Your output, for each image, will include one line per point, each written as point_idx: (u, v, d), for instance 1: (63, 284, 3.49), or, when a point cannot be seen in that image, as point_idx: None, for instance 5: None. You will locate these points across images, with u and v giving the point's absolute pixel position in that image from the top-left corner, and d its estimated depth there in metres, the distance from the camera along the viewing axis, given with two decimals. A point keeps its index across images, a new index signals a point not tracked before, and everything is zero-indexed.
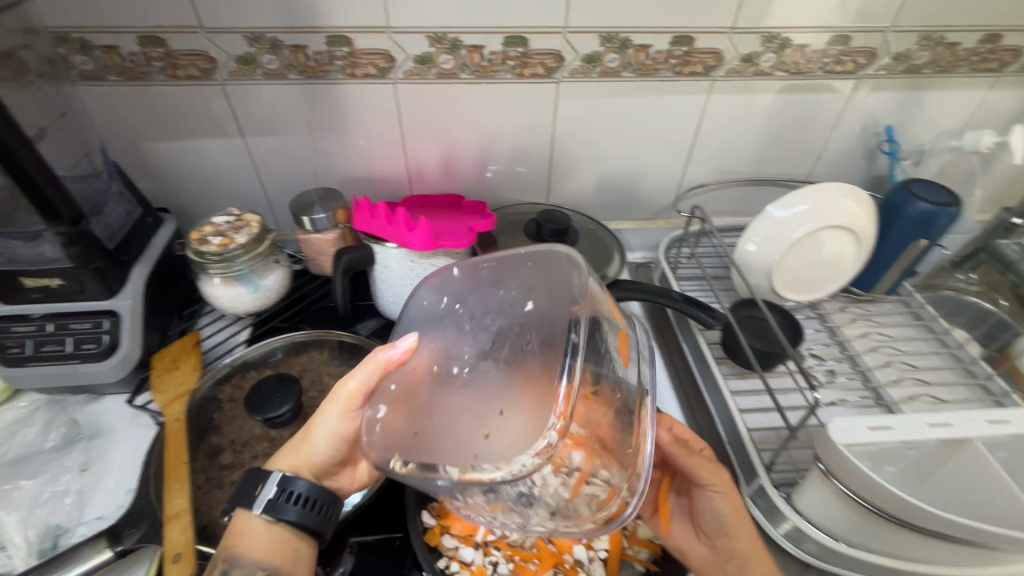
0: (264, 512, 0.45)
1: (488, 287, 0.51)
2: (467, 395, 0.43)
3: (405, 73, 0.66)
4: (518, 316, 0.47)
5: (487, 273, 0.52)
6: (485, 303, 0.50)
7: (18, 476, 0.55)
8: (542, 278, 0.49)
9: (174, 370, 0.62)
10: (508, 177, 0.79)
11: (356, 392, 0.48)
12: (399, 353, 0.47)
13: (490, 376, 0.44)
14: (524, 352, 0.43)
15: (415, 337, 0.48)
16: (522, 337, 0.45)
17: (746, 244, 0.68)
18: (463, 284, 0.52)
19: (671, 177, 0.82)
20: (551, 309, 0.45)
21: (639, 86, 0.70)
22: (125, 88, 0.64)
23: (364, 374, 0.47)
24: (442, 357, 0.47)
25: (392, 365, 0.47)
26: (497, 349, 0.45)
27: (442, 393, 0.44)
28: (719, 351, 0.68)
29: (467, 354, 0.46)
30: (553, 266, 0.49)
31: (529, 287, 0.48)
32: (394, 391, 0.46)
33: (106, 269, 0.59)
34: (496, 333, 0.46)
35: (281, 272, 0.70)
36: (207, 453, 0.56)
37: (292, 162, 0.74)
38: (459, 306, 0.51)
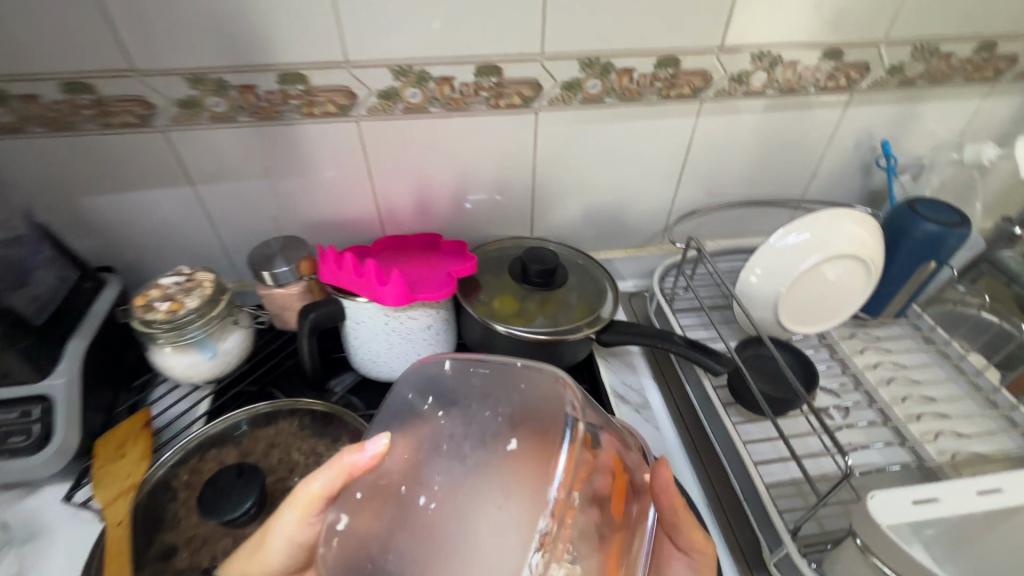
0: None
1: (475, 400, 0.46)
2: (430, 532, 0.38)
3: (369, 109, 0.60)
4: (499, 449, 0.42)
5: (478, 384, 0.47)
6: (469, 421, 0.44)
7: None
8: (535, 413, 0.45)
9: (120, 459, 0.55)
10: (489, 213, 0.74)
11: (319, 495, 0.40)
12: (368, 459, 0.40)
13: (456, 517, 0.39)
14: (494, 498, 0.39)
15: (387, 437, 0.41)
16: (499, 477, 0.40)
17: (749, 274, 0.63)
18: (450, 386, 0.47)
19: (661, 203, 0.77)
20: (540, 454, 0.42)
21: (624, 111, 0.66)
22: (50, 140, 0.57)
23: (326, 481, 0.40)
24: (410, 475, 0.41)
25: (358, 472, 0.40)
26: (470, 484, 0.40)
27: (403, 525, 0.38)
28: (725, 394, 0.63)
29: (438, 484, 0.40)
30: (550, 399, 0.46)
31: (519, 418, 0.44)
32: (359, 502, 0.40)
33: (33, 349, 0.52)
34: (475, 464, 0.41)
35: (242, 333, 0.63)
36: (159, 555, 0.49)
37: (249, 210, 0.67)
38: (441, 415, 0.44)
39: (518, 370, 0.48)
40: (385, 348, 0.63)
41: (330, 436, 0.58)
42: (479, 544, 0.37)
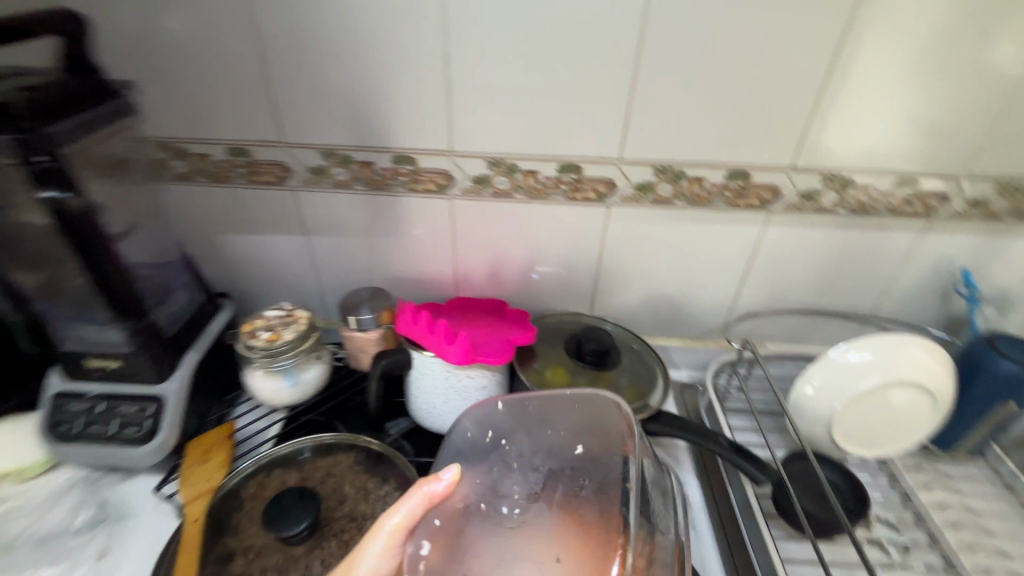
0: None
1: (536, 424, 0.54)
2: (521, 536, 0.46)
3: (462, 190, 0.69)
4: (568, 458, 0.50)
5: (534, 412, 0.55)
6: (532, 442, 0.52)
7: (40, 563, 0.57)
8: (590, 425, 0.52)
9: (204, 463, 0.63)
10: (556, 288, 0.79)
11: (401, 526, 0.44)
12: (444, 486, 0.46)
13: (542, 519, 0.46)
14: (579, 497, 0.47)
15: (457, 467, 0.48)
16: (575, 480, 0.48)
17: (802, 386, 0.63)
18: (509, 419, 0.55)
19: (723, 300, 0.79)
20: (603, 459, 0.49)
21: (692, 214, 0.70)
22: (209, 188, 0.71)
23: (409, 508, 0.45)
24: (488, 493, 0.49)
25: (436, 498, 0.46)
26: (549, 491, 0.48)
27: (487, 530, 0.46)
28: (769, 505, 0.62)
29: (516, 494, 0.49)
30: (597, 412, 0.53)
31: (574, 431, 0.52)
32: (438, 528, 0.46)
33: (162, 355, 0.63)
34: (547, 472, 0.50)
35: (321, 367, 0.71)
36: (219, 556, 0.55)
37: (347, 260, 0.77)
38: (505, 442, 0.53)
39: (568, 395, 0.55)
40: (442, 401, 0.68)
41: (380, 474, 0.63)
42: (571, 537, 0.45)
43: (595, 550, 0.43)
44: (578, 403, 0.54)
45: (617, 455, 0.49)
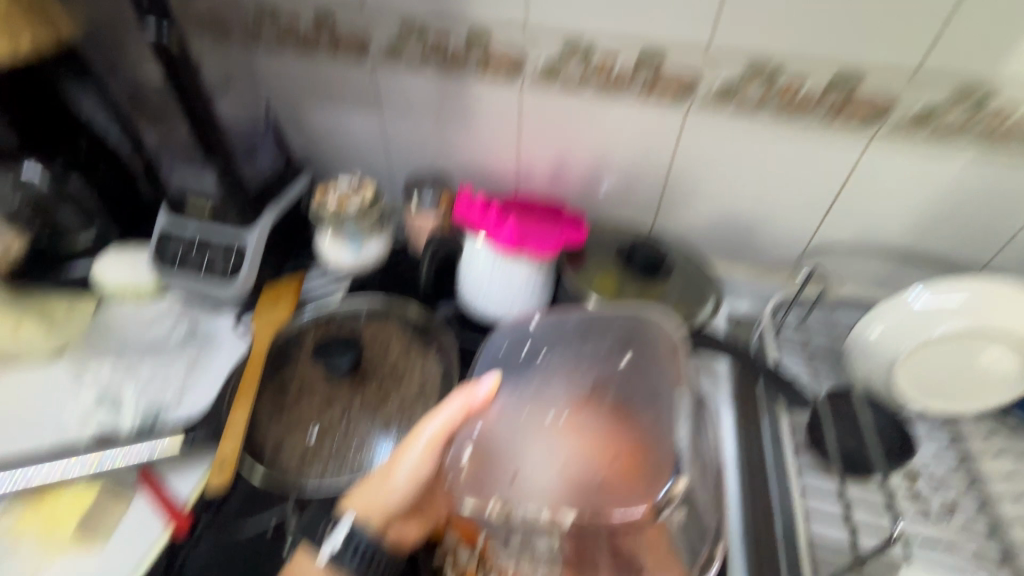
0: (327, 560, 0.46)
1: (576, 339, 0.52)
2: (572, 438, 0.44)
3: (533, 77, 0.67)
4: (613, 369, 0.49)
5: (574, 327, 0.53)
6: (573, 355, 0.51)
7: (145, 359, 0.68)
8: (636, 339, 0.50)
9: (274, 305, 0.72)
10: (621, 198, 0.76)
11: (442, 433, 0.46)
12: (483, 394, 0.46)
13: (592, 424, 0.45)
14: (629, 405, 0.46)
15: (495, 376, 0.48)
16: (624, 389, 0.47)
17: (869, 327, 0.58)
18: (547, 332, 0.53)
19: (801, 231, 0.73)
20: (654, 372, 0.48)
21: (783, 124, 0.63)
22: (296, 58, 0.75)
23: (450, 415, 0.46)
24: (531, 401, 0.48)
25: (476, 408, 0.46)
26: (597, 399, 0.47)
27: (533, 434, 0.45)
28: (803, 438, 0.59)
29: (562, 401, 0.47)
30: (642, 330, 0.51)
31: (618, 344, 0.50)
32: (480, 436, 0.45)
33: (244, 204, 0.70)
34: (593, 381, 0.48)
35: (382, 241, 0.76)
36: (278, 384, 0.62)
37: (416, 144, 0.79)
38: (543, 354, 0.51)
39: (609, 314, 0.53)
40: (487, 284, 0.69)
41: (421, 342, 0.68)
42: (626, 441, 0.43)
43: (655, 455, 0.42)
44: (621, 321, 0.52)
45: (668, 370, 0.47)
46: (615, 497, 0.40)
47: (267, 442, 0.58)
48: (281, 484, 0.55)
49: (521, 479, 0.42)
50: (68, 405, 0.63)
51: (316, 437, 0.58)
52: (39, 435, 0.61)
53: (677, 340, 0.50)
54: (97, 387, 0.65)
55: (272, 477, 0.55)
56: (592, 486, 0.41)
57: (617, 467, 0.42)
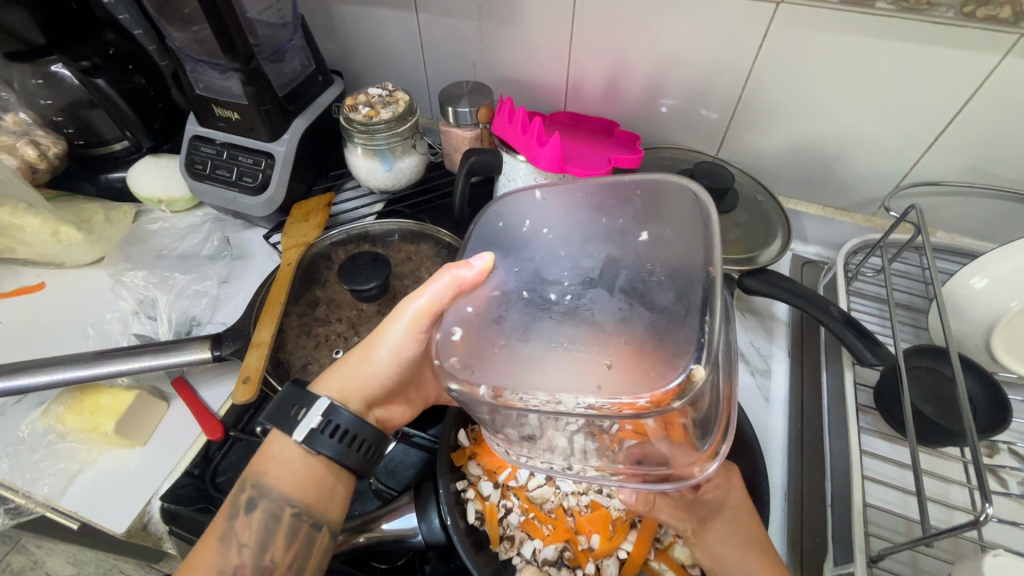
0: (302, 441, 0.42)
1: (587, 213, 0.43)
2: (573, 325, 0.36)
3: None
4: (631, 247, 0.39)
5: (583, 200, 0.43)
6: (580, 227, 0.42)
7: (177, 270, 0.67)
8: (656, 212, 0.41)
9: (304, 221, 0.68)
10: (683, 117, 0.67)
11: (428, 308, 0.42)
12: (473, 273, 0.40)
13: (602, 307, 0.36)
14: (649, 281, 0.36)
15: (491, 255, 0.41)
16: (640, 268, 0.37)
17: (970, 277, 0.52)
18: (551, 208, 0.44)
19: (896, 164, 0.62)
20: (676, 247, 0.38)
21: (898, 25, 0.51)
22: None
23: (437, 291, 0.40)
24: (532, 281, 0.39)
25: (466, 286, 0.40)
26: (610, 278, 0.38)
27: (532, 318, 0.37)
28: (867, 397, 0.54)
29: (567, 280, 0.39)
30: (667, 202, 0.41)
31: (636, 217, 0.41)
32: (471, 315, 0.39)
33: (273, 113, 0.65)
34: (605, 258, 0.39)
35: (416, 159, 0.71)
36: (306, 303, 0.61)
37: (456, 48, 0.71)
38: (547, 231, 0.43)
39: (630, 185, 0.43)
40: None
41: None
42: (637, 326, 0.34)
43: (671, 343, 0.33)
44: (641, 189, 0.42)
45: (700, 236, 0.37)
46: (619, 387, 0.33)
47: (295, 362, 0.56)
48: None
49: (515, 360, 0.35)
50: (107, 311, 0.65)
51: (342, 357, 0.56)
52: (82, 337, 0.62)
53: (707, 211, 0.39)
54: (134, 294, 0.65)
55: None
56: (593, 376, 0.33)
57: (623, 364, 0.33)
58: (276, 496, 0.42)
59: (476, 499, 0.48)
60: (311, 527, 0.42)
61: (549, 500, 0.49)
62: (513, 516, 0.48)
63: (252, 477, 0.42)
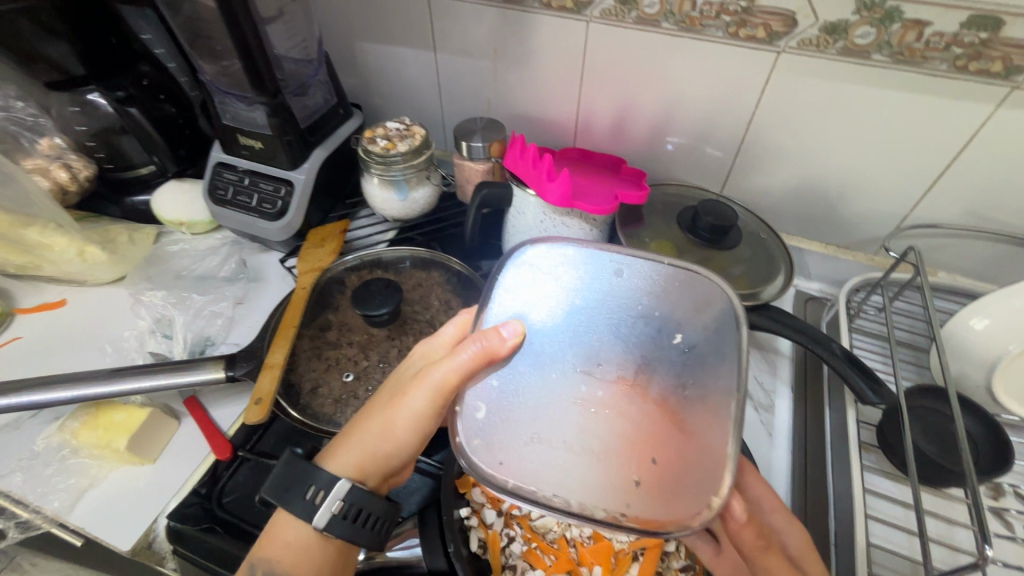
0: (320, 526, 0.41)
1: (618, 287, 0.41)
2: (602, 425, 0.37)
3: (602, 11, 0.60)
4: (662, 341, 0.39)
5: (614, 269, 0.42)
6: (613, 302, 0.41)
7: (195, 290, 0.70)
8: (688, 305, 0.40)
9: (319, 247, 0.71)
10: (689, 154, 0.70)
11: (452, 381, 0.39)
12: (506, 343, 0.38)
13: (630, 408, 0.37)
14: (682, 393, 0.37)
15: (522, 323, 0.39)
16: (670, 372, 0.38)
17: (970, 317, 0.53)
18: (587, 271, 0.42)
19: (896, 205, 0.64)
20: (709, 361, 0.38)
21: (893, 76, 0.54)
22: None
23: (462, 363, 0.38)
24: (561, 361, 0.39)
25: (497, 357, 0.38)
26: (639, 376, 0.38)
27: (564, 411, 0.38)
28: (870, 435, 0.54)
29: (596, 371, 0.39)
30: (698, 294, 0.41)
31: (664, 304, 0.41)
32: (497, 389, 0.38)
33: (294, 144, 0.68)
34: (635, 351, 0.39)
35: (429, 189, 0.74)
36: (319, 326, 0.62)
37: (472, 86, 0.75)
38: (577, 296, 0.41)
39: (663, 270, 0.42)
40: None
41: (464, 295, 0.65)
42: (670, 444, 0.36)
43: (699, 461, 0.35)
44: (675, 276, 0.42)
45: (726, 346, 0.38)
46: (646, 505, 0.34)
47: (305, 385, 0.57)
48: (316, 423, 0.54)
49: (543, 455, 0.36)
50: (125, 328, 0.67)
51: (351, 380, 0.57)
52: (99, 354, 0.64)
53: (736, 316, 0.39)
54: (152, 312, 0.67)
55: (308, 418, 0.55)
56: (620, 487, 0.35)
57: (652, 476, 0.35)
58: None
59: (479, 527, 0.49)
60: None
61: (552, 530, 0.49)
62: (515, 545, 0.48)
63: (259, 558, 0.41)
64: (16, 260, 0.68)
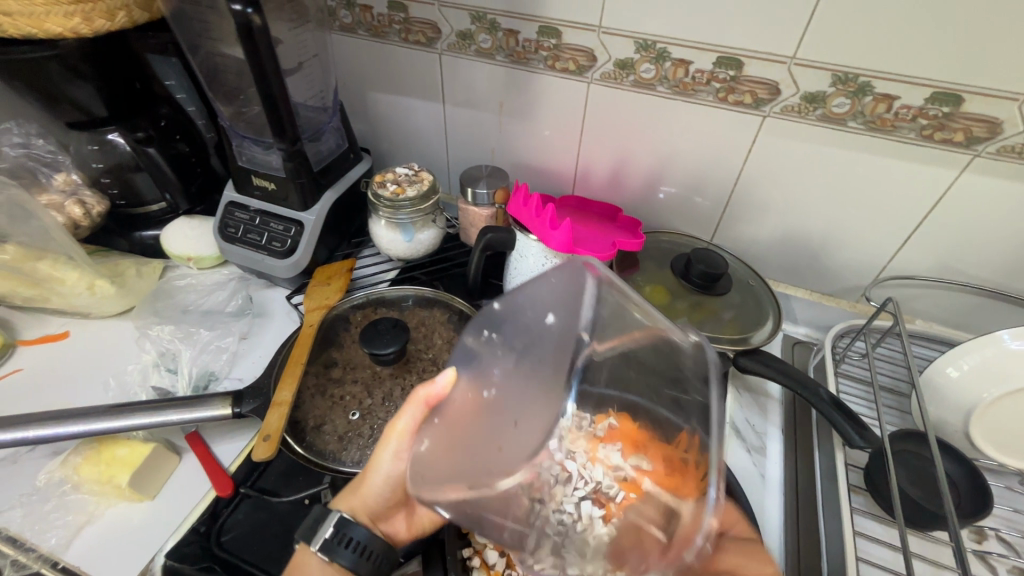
0: (320, 550, 0.45)
1: (521, 313, 0.48)
2: (485, 415, 0.44)
3: (602, 74, 0.65)
4: (540, 332, 0.47)
5: (524, 300, 0.48)
6: (519, 328, 0.48)
7: (202, 326, 0.71)
8: (569, 301, 0.48)
9: (326, 285, 0.73)
10: (680, 205, 0.74)
11: (405, 429, 0.46)
12: (438, 388, 0.45)
13: (515, 389, 0.46)
14: (540, 359, 0.47)
15: (452, 369, 0.46)
16: (542, 352, 0.47)
17: (946, 366, 0.56)
18: (497, 311, 0.48)
19: (873, 258, 0.68)
20: (573, 331, 0.48)
21: (866, 141, 0.59)
22: (366, 42, 0.75)
23: (411, 415, 0.46)
24: (477, 381, 0.46)
25: (433, 401, 0.45)
26: (523, 364, 0.47)
27: (476, 417, 0.44)
28: (858, 478, 0.56)
29: (496, 375, 0.46)
30: (579, 289, 0.48)
31: (551, 307, 0.48)
32: (438, 425, 0.44)
33: (307, 186, 0.71)
34: (522, 350, 0.47)
35: (434, 232, 0.77)
36: (325, 364, 0.64)
37: (477, 136, 0.79)
38: (493, 335, 0.47)
39: (552, 277, 0.48)
40: None
41: None
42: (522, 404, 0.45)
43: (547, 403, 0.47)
44: (560, 277, 0.48)
45: (584, 319, 0.48)
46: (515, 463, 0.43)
47: (311, 423, 0.58)
48: (322, 461, 0.55)
49: (455, 463, 0.41)
50: (129, 362, 0.67)
51: (357, 419, 0.58)
52: (102, 388, 0.64)
53: (608, 296, 0.47)
54: (158, 346, 0.68)
55: (313, 456, 0.55)
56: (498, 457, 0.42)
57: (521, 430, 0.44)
58: None
59: (481, 568, 0.49)
60: None
61: None
62: None
63: None
64: (25, 292, 0.69)
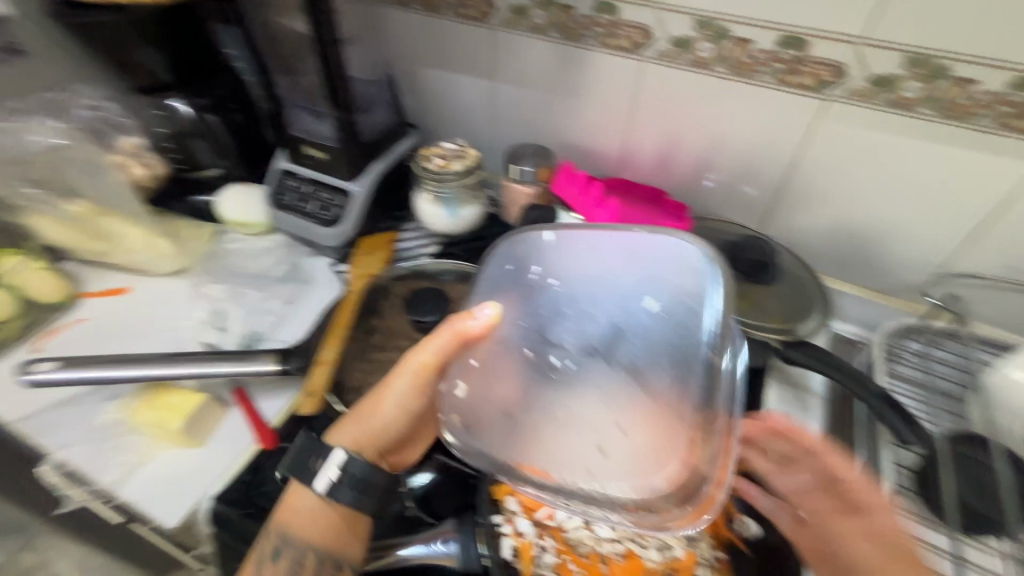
0: (321, 489, 0.48)
1: (589, 266, 0.47)
2: (555, 391, 0.42)
3: (658, 53, 0.64)
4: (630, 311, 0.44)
5: (586, 249, 0.48)
6: (585, 285, 0.47)
7: (253, 287, 0.75)
8: (660, 278, 0.45)
9: (372, 255, 0.77)
10: (728, 193, 0.72)
11: (431, 363, 0.47)
12: (477, 325, 0.45)
13: (608, 381, 0.42)
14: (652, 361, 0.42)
15: (495, 306, 0.46)
16: (640, 344, 0.43)
17: (1010, 368, 0.54)
18: (554, 253, 0.48)
19: (933, 254, 0.65)
20: (679, 324, 0.42)
21: (936, 129, 0.56)
22: (420, 17, 0.75)
23: (440, 345, 0.46)
24: (535, 338, 0.45)
25: (470, 338, 0.46)
26: (608, 348, 0.44)
27: (538, 385, 0.43)
28: (906, 480, 0.54)
29: (566, 342, 0.45)
30: (680, 273, 0.44)
31: (638, 281, 0.45)
32: (474, 367, 0.45)
33: (356, 157, 0.73)
34: (608, 324, 0.45)
35: (477, 208, 0.77)
36: (366, 330, 0.65)
37: (524, 114, 0.79)
38: (551, 281, 0.48)
39: (634, 244, 0.46)
40: None
41: None
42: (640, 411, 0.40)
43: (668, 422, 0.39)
44: (646, 249, 0.46)
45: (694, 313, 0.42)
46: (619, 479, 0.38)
47: (352, 382, 0.61)
48: None
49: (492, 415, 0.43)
50: (183, 317, 0.71)
51: None
52: (158, 340, 0.68)
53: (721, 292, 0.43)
54: (211, 303, 0.72)
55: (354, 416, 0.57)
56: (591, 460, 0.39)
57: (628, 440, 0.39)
58: (298, 537, 0.48)
59: (511, 535, 0.48)
60: (333, 563, 0.48)
61: (585, 544, 0.48)
62: (547, 555, 0.47)
63: (278, 524, 0.48)
64: (92, 247, 0.73)
